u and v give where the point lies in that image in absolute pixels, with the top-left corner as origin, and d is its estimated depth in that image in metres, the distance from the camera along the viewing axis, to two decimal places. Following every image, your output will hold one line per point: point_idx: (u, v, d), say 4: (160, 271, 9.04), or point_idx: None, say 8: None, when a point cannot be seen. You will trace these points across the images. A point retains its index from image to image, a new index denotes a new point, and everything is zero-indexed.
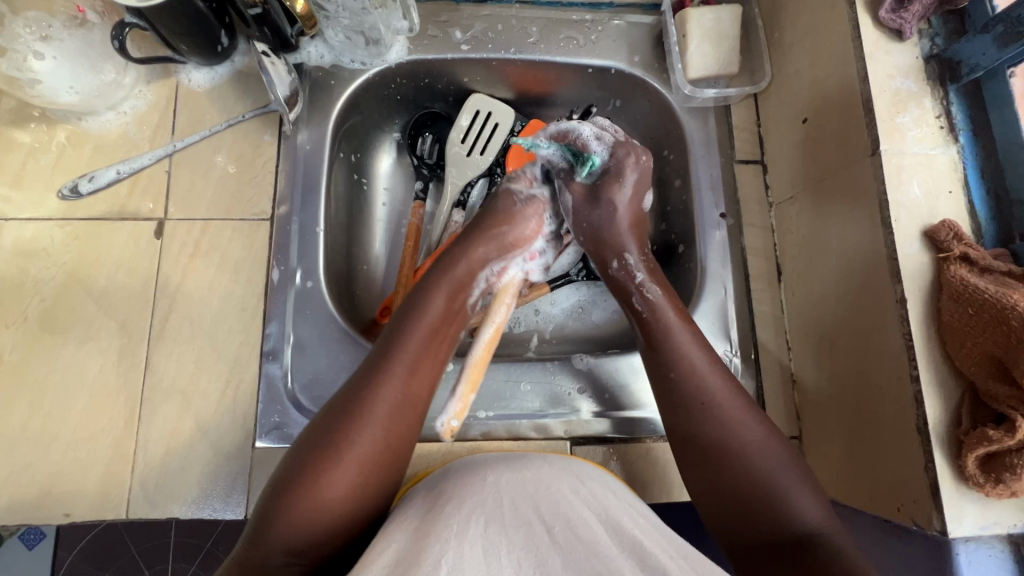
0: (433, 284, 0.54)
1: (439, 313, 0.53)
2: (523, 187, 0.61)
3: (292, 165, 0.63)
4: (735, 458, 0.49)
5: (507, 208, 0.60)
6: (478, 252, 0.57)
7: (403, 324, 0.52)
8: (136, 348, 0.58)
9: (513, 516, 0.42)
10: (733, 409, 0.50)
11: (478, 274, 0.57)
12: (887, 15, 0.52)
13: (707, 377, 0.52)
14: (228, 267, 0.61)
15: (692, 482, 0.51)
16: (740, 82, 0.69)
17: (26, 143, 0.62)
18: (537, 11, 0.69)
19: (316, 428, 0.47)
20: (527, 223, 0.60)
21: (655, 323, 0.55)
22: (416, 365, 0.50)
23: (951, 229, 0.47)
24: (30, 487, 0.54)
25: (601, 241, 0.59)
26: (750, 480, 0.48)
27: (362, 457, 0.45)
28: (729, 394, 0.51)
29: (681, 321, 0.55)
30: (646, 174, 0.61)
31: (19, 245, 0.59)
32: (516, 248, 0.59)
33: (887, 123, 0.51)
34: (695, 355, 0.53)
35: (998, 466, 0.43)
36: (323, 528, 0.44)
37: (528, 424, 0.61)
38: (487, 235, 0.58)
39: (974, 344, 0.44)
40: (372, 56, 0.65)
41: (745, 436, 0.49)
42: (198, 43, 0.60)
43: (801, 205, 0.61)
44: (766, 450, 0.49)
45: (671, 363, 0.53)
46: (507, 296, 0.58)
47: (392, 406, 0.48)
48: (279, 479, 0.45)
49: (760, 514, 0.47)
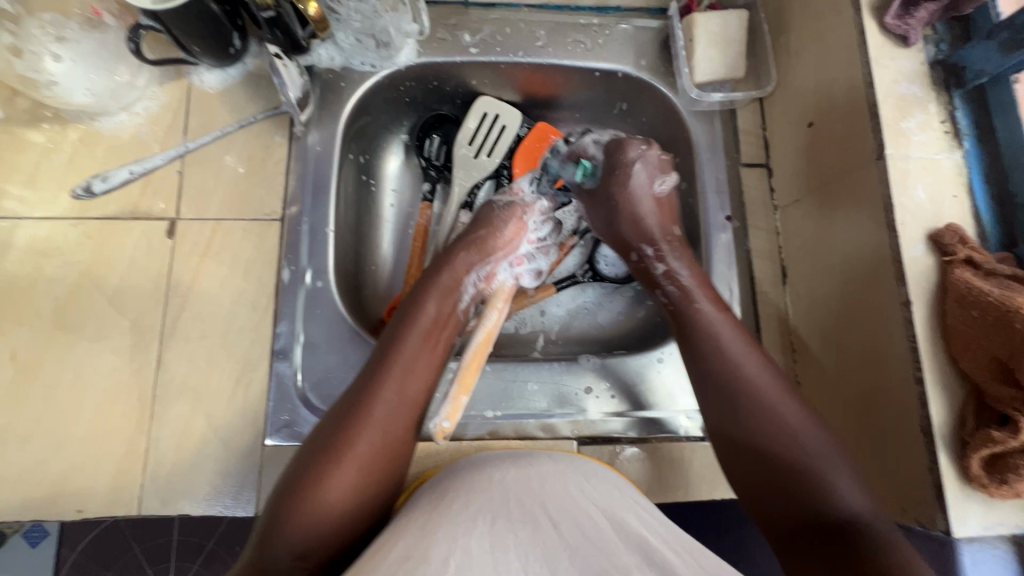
0: (424, 288, 0.57)
1: (430, 317, 0.55)
2: (504, 197, 0.67)
3: (303, 166, 0.64)
4: (778, 448, 0.49)
5: (487, 215, 0.64)
6: (461, 256, 0.60)
7: (399, 328, 0.53)
8: (148, 347, 0.59)
9: (521, 513, 0.43)
10: (770, 393, 0.51)
11: (465, 279, 0.59)
12: (894, 21, 0.53)
13: (750, 365, 0.52)
14: (239, 267, 0.61)
15: (738, 476, 0.50)
16: (746, 86, 0.69)
17: (39, 143, 0.62)
18: (544, 15, 0.70)
19: (319, 431, 0.48)
20: (506, 227, 0.63)
21: (688, 307, 0.57)
22: (410, 367, 0.51)
23: (956, 233, 0.48)
24: (43, 484, 0.55)
25: (622, 232, 0.64)
26: (792, 468, 0.47)
27: (362, 459, 0.46)
28: (768, 381, 0.51)
29: (721, 313, 0.56)
30: (653, 162, 0.64)
31: (32, 244, 0.60)
32: (497, 249, 0.62)
33: (893, 127, 0.51)
34: (729, 335, 0.54)
35: (1002, 467, 0.43)
36: (327, 527, 0.44)
37: (535, 424, 0.61)
38: (469, 242, 0.61)
39: (979, 346, 0.45)
40: (382, 59, 0.66)
41: (781, 425, 0.49)
42: (210, 45, 0.60)
43: (806, 208, 0.62)
44: (808, 438, 0.48)
45: (710, 349, 0.54)
46: (498, 301, 0.60)
47: (389, 408, 0.49)
48: (283, 484, 0.46)
49: (799, 503, 0.46)
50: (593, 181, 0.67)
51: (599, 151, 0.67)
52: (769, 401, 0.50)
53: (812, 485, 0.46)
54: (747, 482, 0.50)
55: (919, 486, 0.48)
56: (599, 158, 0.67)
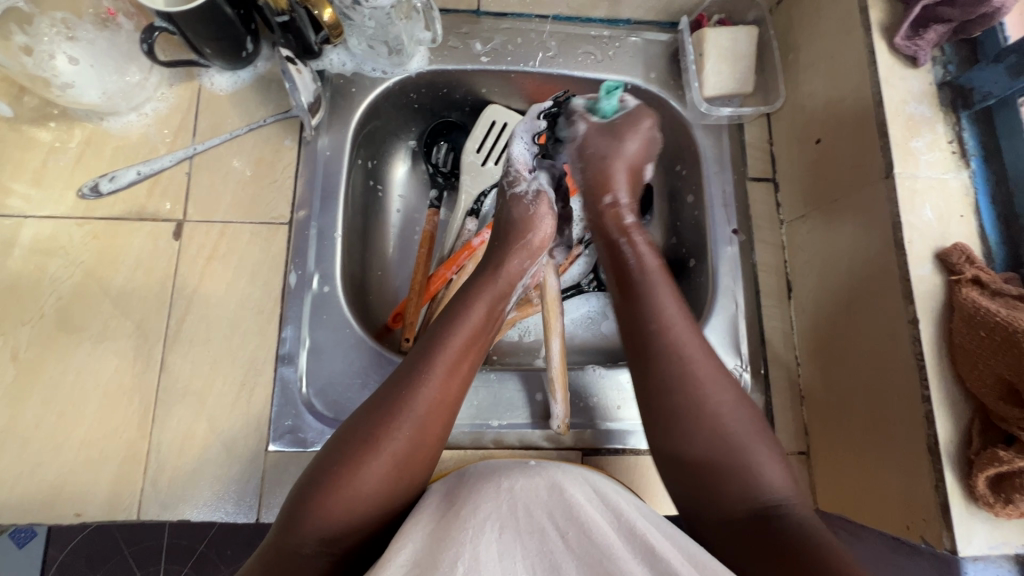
0: (476, 288, 0.55)
1: (479, 319, 0.53)
2: (524, 185, 0.60)
3: (312, 170, 0.64)
4: (703, 430, 0.48)
5: (521, 213, 0.58)
6: (513, 261, 0.56)
7: (446, 326, 0.52)
8: (152, 349, 0.58)
9: (527, 522, 0.42)
10: (705, 370, 0.49)
11: (518, 281, 0.57)
12: (902, 42, 0.54)
13: (688, 335, 0.51)
14: (246, 270, 0.61)
15: (665, 459, 0.49)
16: (754, 101, 0.70)
17: (46, 141, 0.62)
18: (556, 26, 0.70)
19: (354, 423, 0.47)
20: (544, 222, 0.58)
21: (638, 270, 0.54)
22: (454, 365, 0.50)
23: (962, 252, 0.48)
24: (41, 487, 0.54)
25: (594, 180, 0.58)
26: (719, 449, 0.47)
27: (398, 453, 0.46)
28: (705, 359, 0.50)
29: (662, 277, 0.54)
30: (654, 145, 0.60)
31: (37, 242, 0.59)
32: (541, 250, 0.58)
33: (901, 147, 0.52)
34: (671, 309, 0.51)
35: (1008, 486, 0.44)
36: (356, 518, 0.44)
37: (540, 434, 0.61)
38: (517, 244, 0.57)
39: (986, 365, 0.45)
40: (394, 65, 0.66)
41: (728, 421, 0.48)
42: (222, 48, 0.60)
43: (813, 224, 0.63)
44: (736, 421, 0.48)
45: (649, 316, 0.51)
46: (558, 307, 0.61)
47: (429, 408, 0.48)
48: (315, 470, 0.46)
49: (729, 487, 0.46)
50: (608, 119, 0.59)
51: (636, 103, 0.60)
52: (706, 381, 0.49)
53: (744, 462, 0.47)
54: (673, 469, 0.49)
55: (923, 503, 0.48)
56: (629, 104, 0.60)
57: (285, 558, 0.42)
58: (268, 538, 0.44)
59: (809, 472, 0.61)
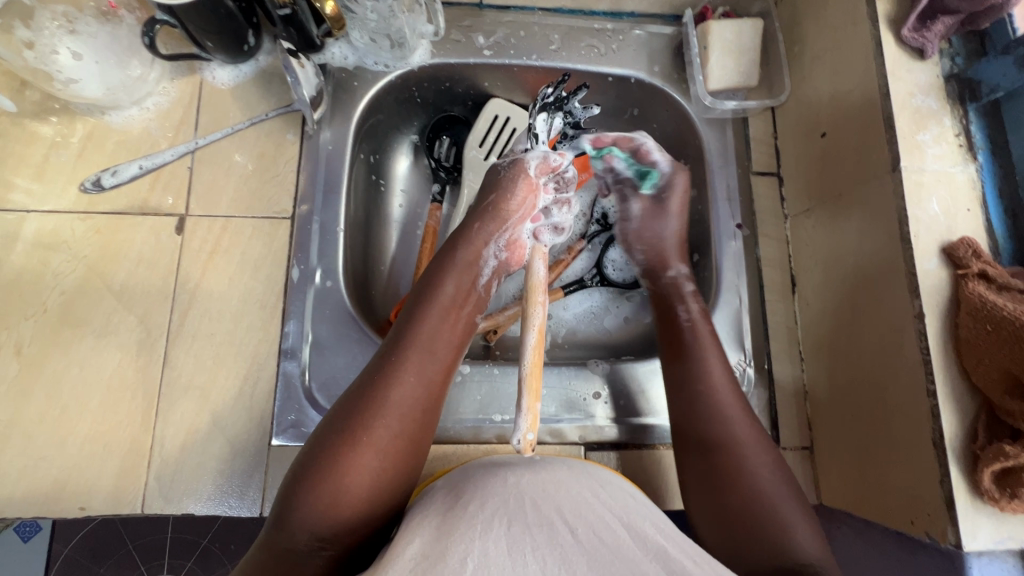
0: (443, 266, 0.56)
1: (450, 295, 0.54)
2: (508, 158, 0.63)
3: (314, 163, 0.64)
4: (735, 475, 0.50)
5: (495, 180, 0.61)
6: (478, 230, 0.58)
7: (416, 310, 0.53)
8: (155, 344, 0.58)
9: (535, 515, 0.42)
10: (742, 427, 0.52)
11: (484, 252, 0.58)
12: (910, 33, 0.53)
13: (728, 400, 0.54)
14: (249, 265, 0.61)
15: (699, 502, 0.51)
16: (758, 94, 0.70)
17: (48, 136, 0.62)
18: (559, 20, 0.70)
19: (333, 418, 0.48)
20: (515, 189, 0.60)
21: (690, 334, 0.58)
22: (429, 347, 0.51)
23: (969, 246, 0.48)
24: (45, 481, 0.54)
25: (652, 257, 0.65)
26: (753, 501, 0.48)
27: (379, 443, 0.46)
28: (741, 417, 0.53)
29: (711, 339, 0.58)
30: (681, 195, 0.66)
31: (40, 236, 0.59)
32: (514, 214, 0.60)
33: (907, 140, 0.52)
34: (719, 373, 0.55)
35: (1013, 481, 0.43)
36: (343, 516, 0.44)
37: (544, 429, 0.61)
38: (485, 212, 0.59)
39: (992, 360, 0.45)
40: (396, 59, 0.66)
41: (750, 467, 0.50)
42: (225, 42, 0.60)
43: (817, 218, 0.62)
44: (764, 474, 0.50)
45: (699, 376, 0.55)
46: (539, 294, 0.55)
47: (404, 394, 0.48)
48: (299, 468, 0.46)
49: (759, 532, 0.46)
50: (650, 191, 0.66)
51: (667, 163, 0.65)
52: (743, 439, 0.52)
53: (771, 513, 0.47)
54: (705, 510, 0.50)
55: (928, 499, 0.48)
56: (664, 168, 0.65)
57: (281, 556, 0.42)
58: (260, 538, 0.44)
59: (811, 467, 0.61)
